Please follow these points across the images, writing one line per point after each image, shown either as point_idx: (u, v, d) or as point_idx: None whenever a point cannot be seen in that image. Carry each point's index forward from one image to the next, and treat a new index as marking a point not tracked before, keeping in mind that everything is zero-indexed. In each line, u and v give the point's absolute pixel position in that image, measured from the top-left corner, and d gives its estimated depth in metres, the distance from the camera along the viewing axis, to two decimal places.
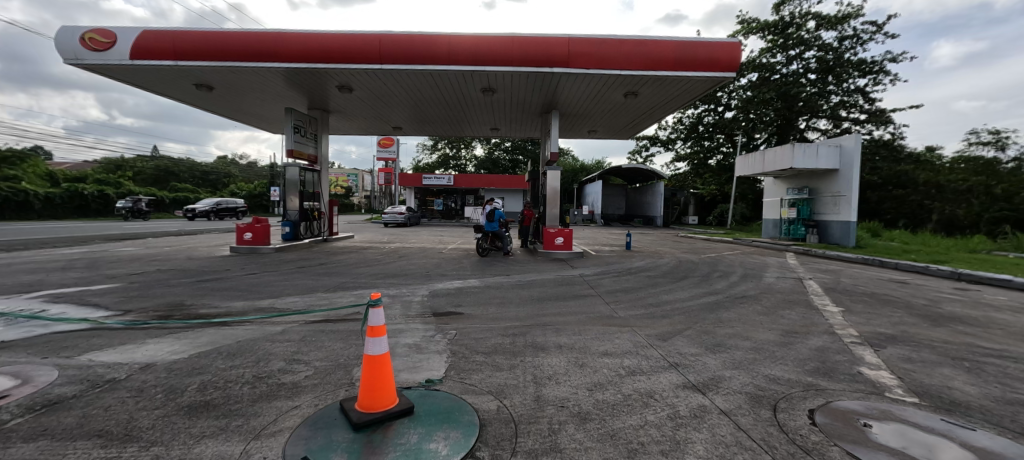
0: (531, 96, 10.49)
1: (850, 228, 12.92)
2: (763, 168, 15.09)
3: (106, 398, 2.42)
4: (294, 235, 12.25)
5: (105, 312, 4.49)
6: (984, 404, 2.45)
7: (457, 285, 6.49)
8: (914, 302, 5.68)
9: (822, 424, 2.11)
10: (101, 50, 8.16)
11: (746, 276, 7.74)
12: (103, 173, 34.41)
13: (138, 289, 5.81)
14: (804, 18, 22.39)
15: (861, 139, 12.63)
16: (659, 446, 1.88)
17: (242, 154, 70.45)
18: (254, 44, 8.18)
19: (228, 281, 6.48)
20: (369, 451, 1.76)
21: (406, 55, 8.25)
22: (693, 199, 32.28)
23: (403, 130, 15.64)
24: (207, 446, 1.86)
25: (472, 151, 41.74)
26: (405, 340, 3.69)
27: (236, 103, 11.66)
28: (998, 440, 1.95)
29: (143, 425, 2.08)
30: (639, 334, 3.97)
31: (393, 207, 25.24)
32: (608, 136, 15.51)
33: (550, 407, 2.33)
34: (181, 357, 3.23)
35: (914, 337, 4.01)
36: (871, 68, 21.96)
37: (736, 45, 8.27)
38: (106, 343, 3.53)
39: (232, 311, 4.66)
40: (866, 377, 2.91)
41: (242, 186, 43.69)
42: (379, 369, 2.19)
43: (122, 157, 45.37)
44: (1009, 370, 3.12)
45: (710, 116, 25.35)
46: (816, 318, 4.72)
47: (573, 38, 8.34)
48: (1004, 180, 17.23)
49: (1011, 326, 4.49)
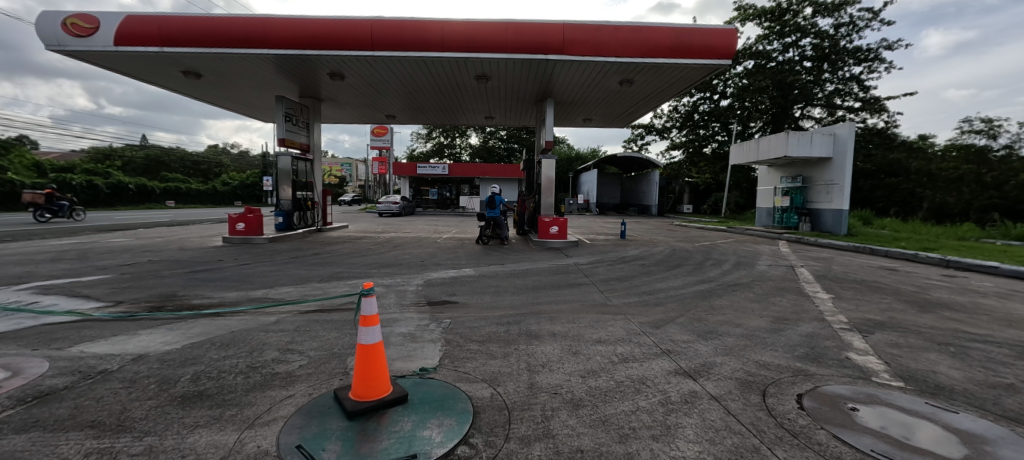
0: (526, 83, 10.32)
1: (842, 216, 13.04)
2: (757, 156, 15.00)
3: (99, 389, 2.41)
4: (288, 225, 12.12)
5: (96, 303, 4.45)
6: (968, 387, 2.51)
7: (452, 275, 6.48)
8: (903, 289, 5.78)
9: (809, 409, 2.15)
10: (84, 36, 7.91)
11: (739, 264, 7.83)
12: (92, 163, 33.94)
13: (129, 279, 5.75)
14: (801, 4, 22.14)
15: (854, 128, 12.59)
16: (650, 431, 1.91)
17: (235, 144, 69.95)
18: (242, 29, 7.93)
19: (221, 272, 6.42)
20: (363, 438, 1.77)
21: (398, 42, 8.07)
22: (688, 187, 32.53)
23: (396, 119, 15.39)
24: (201, 436, 1.87)
25: (466, 139, 41.57)
26: (400, 329, 3.70)
27: (225, 91, 11.37)
28: (981, 422, 2.00)
29: (137, 416, 2.08)
30: (632, 321, 4.00)
31: (388, 197, 25.15)
32: (603, 124, 15.37)
33: (543, 394, 2.35)
34: (174, 348, 3.22)
35: (902, 322, 4.10)
36: (867, 55, 21.78)
37: (732, 32, 8.16)
38: (98, 334, 3.51)
39: (224, 302, 4.63)
40: (854, 362, 2.96)
41: (235, 176, 43.16)
42: (375, 359, 2.20)
43: (111, 147, 44.56)
44: (993, 354, 3.18)
45: (706, 104, 25.30)
46: (806, 304, 4.80)
47: (568, 25, 8.16)
48: (995, 168, 16.83)
49: (997, 312, 4.58)
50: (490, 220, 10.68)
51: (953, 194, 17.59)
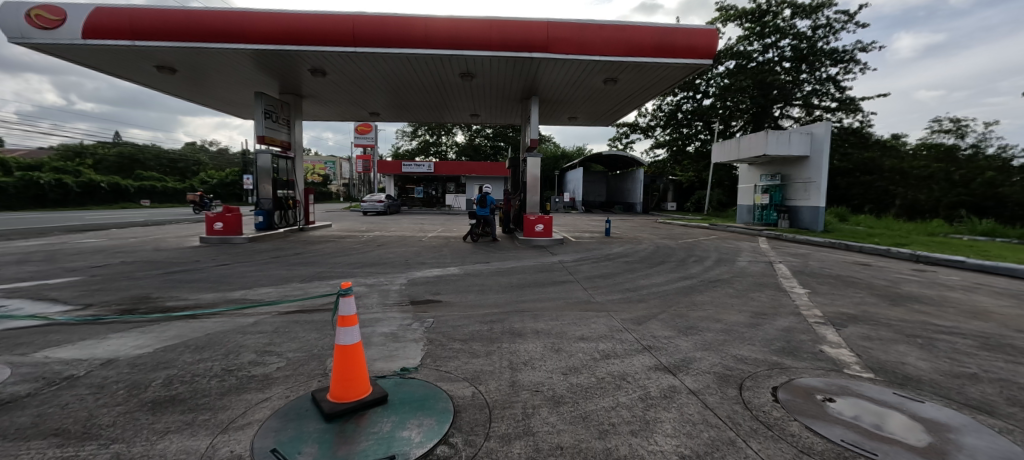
0: (511, 81, 10.31)
1: (819, 213, 13.41)
2: (738, 155, 15.29)
3: (64, 396, 2.30)
4: (268, 224, 11.87)
5: (63, 307, 4.27)
6: (934, 377, 2.61)
7: (436, 274, 6.44)
8: (875, 283, 5.98)
9: (784, 401, 2.20)
10: (50, 28, 7.57)
11: (720, 260, 7.97)
12: (60, 161, 32.61)
13: (100, 281, 5.56)
14: (781, 6, 22.61)
15: (830, 127, 12.94)
16: (630, 427, 1.93)
17: (214, 141, 67.85)
18: (219, 23, 7.70)
19: (198, 273, 6.24)
20: (341, 440, 1.74)
21: (381, 38, 7.95)
22: (672, 186, 32.97)
23: (380, 117, 15.21)
24: (172, 442, 1.81)
25: (452, 137, 41.37)
26: (382, 329, 3.64)
27: (203, 87, 11.05)
28: (945, 411, 2.07)
29: (104, 423, 2.00)
30: (614, 318, 4.03)
31: (372, 195, 24.80)
32: (588, 122, 15.47)
33: (525, 392, 2.35)
34: (146, 351, 3.11)
35: (874, 316, 4.23)
36: (843, 57, 22.41)
37: (713, 32, 8.27)
38: (65, 339, 3.36)
39: (200, 303, 4.50)
40: (827, 355, 3.04)
41: (213, 174, 41.99)
42: (353, 359, 2.16)
43: (80, 143, 42.74)
44: (958, 345, 3.31)
45: (689, 103, 25.69)
46: (784, 299, 4.93)
47: (552, 22, 8.14)
48: (962, 166, 17.51)
49: (962, 304, 4.78)
50: (480, 219, 10.73)
51: (924, 191, 18.24)
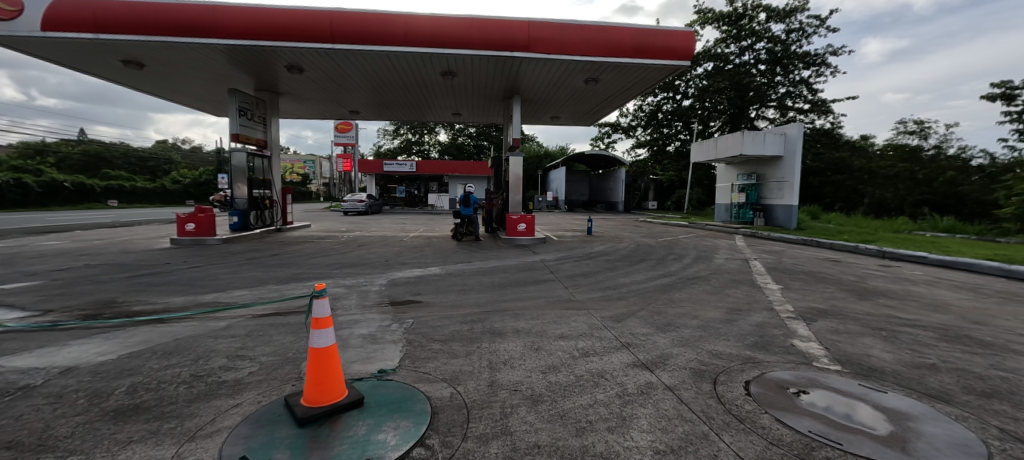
0: (493, 81, 10.28)
1: (793, 212, 13.87)
2: (716, 155, 15.65)
3: (18, 407, 2.18)
4: (244, 225, 11.53)
5: (18, 313, 4.04)
6: (896, 368, 2.73)
7: (417, 274, 6.38)
8: (844, 279, 6.21)
9: (756, 395, 2.25)
10: (7, 19, 7.18)
11: (699, 258, 8.15)
12: (18, 159, 30.76)
13: (61, 286, 5.29)
14: (756, 10, 23.24)
15: (803, 128, 13.39)
16: (606, 424, 1.95)
17: (187, 139, 65.35)
18: (190, 17, 7.42)
19: (168, 276, 6.01)
20: (313, 445, 1.70)
21: (360, 35, 7.81)
22: (653, 185, 33.55)
23: (361, 115, 14.94)
24: (136, 452, 1.73)
25: (435, 136, 41.02)
26: (360, 330, 3.57)
27: (174, 83, 10.66)
28: (906, 400, 2.17)
29: (61, 434, 1.90)
30: (594, 316, 4.06)
31: (353, 195, 24.37)
32: (570, 122, 15.60)
33: (503, 392, 2.34)
34: (109, 358, 2.97)
35: (843, 310, 4.40)
36: (815, 60, 23.23)
37: (690, 34, 8.44)
38: (20, 347, 3.18)
39: (170, 308, 4.33)
40: (798, 349, 3.14)
41: (186, 173, 40.47)
42: (328, 361, 2.12)
43: (40, 141, 40.49)
44: (920, 337, 3.47)
45: (669, 104, 26.16)
46: (759, 295, 5.07)
47: (533, 22, 8.16)
48: (926, 166, 18.28)
49: (923, 298, 5.02)
50: (464, 219, 10.69)
51: (891, 190, 19.05)
